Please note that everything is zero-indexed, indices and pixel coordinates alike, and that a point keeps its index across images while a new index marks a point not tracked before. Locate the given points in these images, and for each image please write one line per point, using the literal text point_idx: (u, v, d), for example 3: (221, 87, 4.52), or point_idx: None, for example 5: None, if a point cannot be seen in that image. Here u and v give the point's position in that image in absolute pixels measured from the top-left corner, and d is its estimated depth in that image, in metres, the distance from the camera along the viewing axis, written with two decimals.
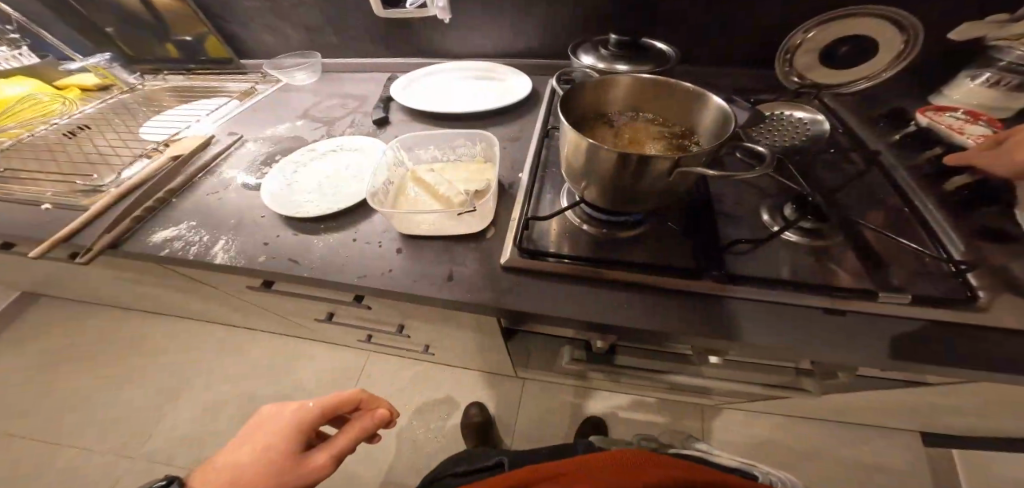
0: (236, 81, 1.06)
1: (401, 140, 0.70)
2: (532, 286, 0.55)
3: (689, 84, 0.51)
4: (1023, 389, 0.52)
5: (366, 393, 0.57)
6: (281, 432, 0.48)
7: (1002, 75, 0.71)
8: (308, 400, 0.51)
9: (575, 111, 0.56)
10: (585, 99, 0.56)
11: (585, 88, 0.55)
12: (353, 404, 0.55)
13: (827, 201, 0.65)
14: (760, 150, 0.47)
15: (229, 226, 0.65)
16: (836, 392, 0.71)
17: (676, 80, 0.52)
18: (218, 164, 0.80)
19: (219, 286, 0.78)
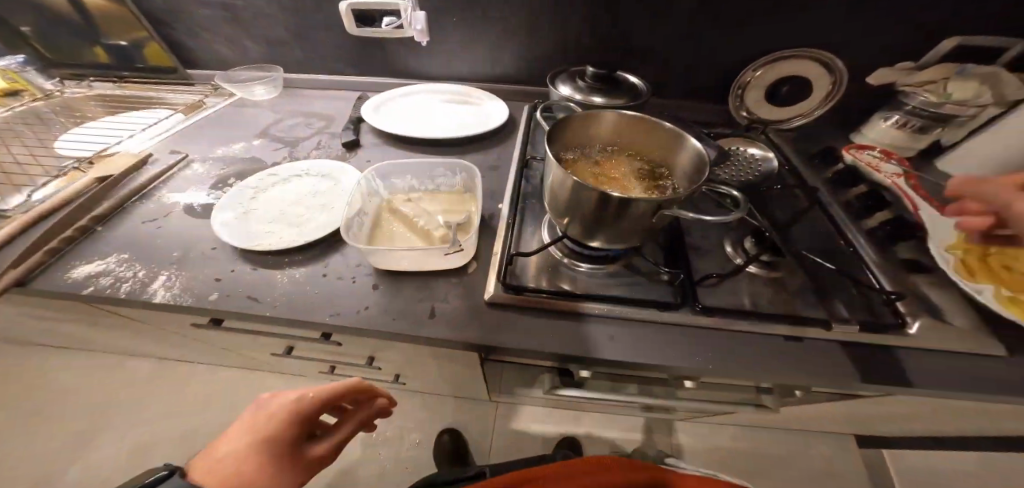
0: (181, 92, 0.97)
1: (376, 168, 0.66)
2: (514, 325, 0.53)
3: (668, 125, 0.53)
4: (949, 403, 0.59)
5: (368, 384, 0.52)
6: (279, 428, 0.43)
7: (908, 118, 0.81)
8: (306, 392, 0.46)
9: (559, 146, 0.56)
10: (569, 135, 0.57)
11: (569, 125, 0.55)
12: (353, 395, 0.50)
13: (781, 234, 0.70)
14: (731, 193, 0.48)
15: (171, 258, 0.57)
16: (793, 407, 0.76)
17: (657, 120, 0.54)
18: (156, 186, 0.71)
19: (154, 324, 0.68)
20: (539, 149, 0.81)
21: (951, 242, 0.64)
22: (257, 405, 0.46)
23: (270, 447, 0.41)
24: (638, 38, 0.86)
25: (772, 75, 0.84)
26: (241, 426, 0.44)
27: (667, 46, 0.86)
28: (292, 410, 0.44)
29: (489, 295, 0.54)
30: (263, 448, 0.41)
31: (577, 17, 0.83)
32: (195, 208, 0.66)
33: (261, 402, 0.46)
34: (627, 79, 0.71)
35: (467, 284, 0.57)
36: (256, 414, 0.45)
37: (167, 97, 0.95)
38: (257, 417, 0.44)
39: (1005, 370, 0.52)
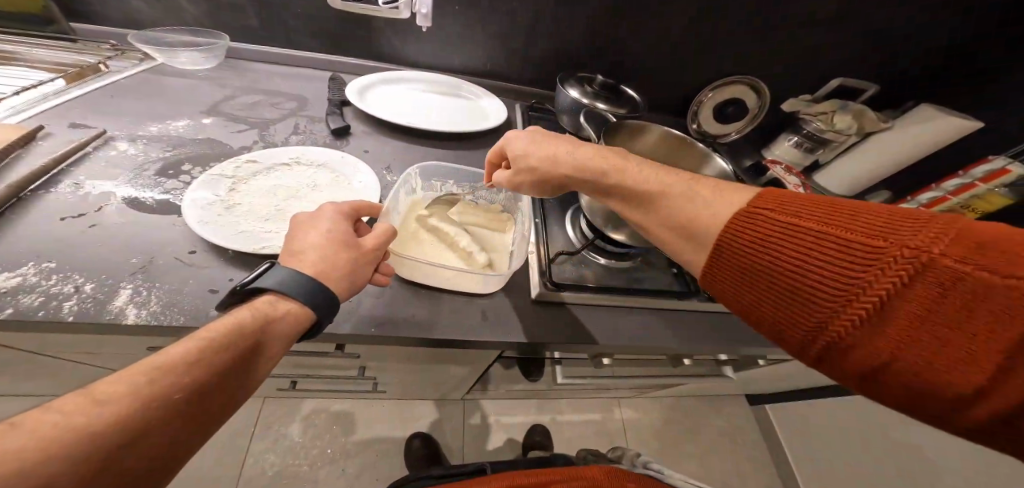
0: (58, 50, 0.72)
1: (422, 168, 0.65)
2: (560, 321, 0.55)
3: (702, 146, 0.62)
4: None
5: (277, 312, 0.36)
6: (366, 250, 0.43)
7: (804, 140, 1.00)
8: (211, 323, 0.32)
9: (610, 142, 0.62)
10: (616, 137, 0.63)
11: (618, 132, 0.63)
12: (255, 337, 0.33)
13: None
14: None
15: (133, 268, 0.44)
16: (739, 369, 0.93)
17: (695, 141, 0.63)
18: (62, 170, 0.52)
19: (68, 352, 0.50)
20: None
21: None
22: (330, 218, 0.44)
23: (354, 273, 0.41)
24: (619, 53, 0.93)
25: (724, 95, 0.95)
26: (318, 232, 0.42)
27: (642, 64, 0.96)
28: (383, 234, 0.45)
29: (537, 294, 0.56)
30: (345, 281, 0.41)
31: (571, 26, 0.87)
32: (141, 201, 0.51)
33: (338, 212, 0.45)
34: (627, 93, 0.79)
35: (510, 284, 0.58)
36: (340, 227, 0.43)
37: (31, 52, 0.69)
38: (343, 231, 0.43)
39: None
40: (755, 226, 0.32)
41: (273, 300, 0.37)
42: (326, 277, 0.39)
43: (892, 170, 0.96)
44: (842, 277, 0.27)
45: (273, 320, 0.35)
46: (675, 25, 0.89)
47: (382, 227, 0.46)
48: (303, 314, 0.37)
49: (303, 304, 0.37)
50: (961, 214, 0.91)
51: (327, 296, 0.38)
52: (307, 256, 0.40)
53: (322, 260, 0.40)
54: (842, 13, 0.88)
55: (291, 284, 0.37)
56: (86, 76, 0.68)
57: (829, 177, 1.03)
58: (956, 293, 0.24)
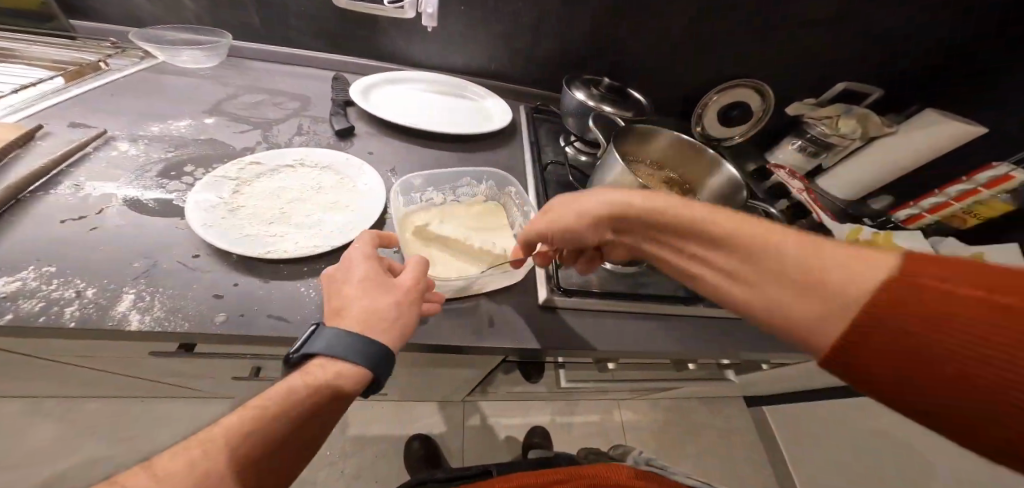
0: (57, 47, 0.70)
1: (431, 175, 0.63)
2: (567, 326, 0.55)
3: (709, 151, 0.62)
4: None
5: (335, 380, 0.33)
6: (408, 291, 0.40)
7: (808, 145, 1.00)
8: (276, 387, 0.32)
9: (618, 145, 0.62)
10: (624, 141, 0.63)
11: (625, 137, 0.62)
12: (312, 406, 0.32)
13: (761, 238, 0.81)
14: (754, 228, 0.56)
15: (135, 273, 0.43)
16: (741, 373, 0.93)
17: (702, 145, 0.62)
18: (62, 171, 0.51)
19: (67, 356, 0.49)
20: (547, 152, 0.83)
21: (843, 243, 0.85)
22: (361, 265, 0.41)
23: (398, 321, 0.38)
24: (624, 55, 0.93)
25: (729, 98, 0.94)
26: (353, 285, 0.39)
27: (647, 65, 0.95)
28: (418, 269, 0.42)
29: (543, 300, 0.56)
30: (396, 330, 0.37)
31: (575, 26, 0.87)
32: (142, 203, 0.50)
33: (366, 256, 0.42)
34: (633, 95, 0.79)
35: (516, 289, 0.57)
36: (372, 267, 0.41)
37: (29, 49, 0.68)
38: (376, 271, 0.41)
39: None
40: (795, 246, 0.31)
41: (324, 364, 0.34)
42: (374, 331, 0.36)
43: (894, 175, 0.96)
44: (883, 295, 0.25)
45: (326, 385, 0.33)
46: (681, 27, 0.89)
47: (414, 260, 0.43)
48: (358, 375, 0.34)
49: (358, 367, 0.34)
50: (963, 219, 0.91)
51: (382, 352, 0.35)
52: (351, 312, 0.37)
53: (366, 313, 0.37)
54: (847, 16, 0.88)
55: (341, 346, 0.34)
56: (85, 73, 0.67)
57: (831, 181, 1.03)
58: (999, 346, 0.21)
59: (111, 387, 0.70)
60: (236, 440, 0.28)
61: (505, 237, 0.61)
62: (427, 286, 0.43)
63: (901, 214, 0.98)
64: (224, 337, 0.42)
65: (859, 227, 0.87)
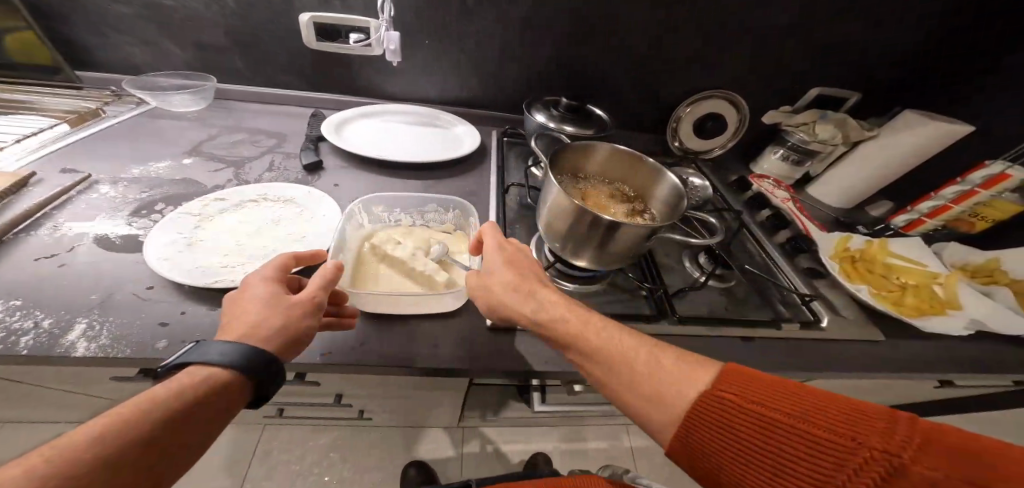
0: (64, 98, 0.79)
1: (379, 198, 0.64)
2: (514, 346, 0.54)
3: (650, 160, 0.60)
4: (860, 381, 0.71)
5: (221, 379, 0.34)
6: (302, 298, 0.42)
7: (790, 153, 0.97)
8: (160, 387, 0.32)
9: (558, 163, 0.60)
10: (567, 157, 0.61)
11: (565, 154, 0.60)
12: (197, 401, 0.33)
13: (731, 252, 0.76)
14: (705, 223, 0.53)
15: (89, 305, 0.46)
16: None
17: (642, 156, 0.60)
18: (45, 213, 0.56)
19: (46, 382, 0.52)
20: (513, 173, 0.84)
21: (832, 253, 0.79)
22: (258, 283, 0.43)
23: (289, 328, 0.40)
24: (594, 75, 0.94)
25: (702, 109, 0.97)
26: (244, 301, 0.41)
27: (616, 84, 0.96)
28: (321, 281, 0.44)
29: (491, 322, 0.54)
30: (281, 337, 0.39)
31: (542, 50, 0.89)
32: (111, 241, 0.54)
33: (267, 277, 0.44)
34: (595, 112, 0.81)
35: (466, 313, 0.56)
36: (271, 288, 0.42)
37: (43, 101, 0.77)
38: (273, 290, 0.42)
39: (887, 351, 0.64)
40: (752, 426, 0.31)
41: (196, 368, 0.34)
42: (256, 337, 0.38)
43: (885, 178, 0.92)
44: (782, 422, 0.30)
45: (204, 384, 0.33)
46: (647, 46, 0.89)
47: (323, 269, 0.45)
48: (234, 377, 0.35)
49: (235, 369, 0.35)
50: (969, 223, 0.85)
51: (261, 352, 0.36)
52: (239, 324, 0.39)
53: (254, 322, 0.39)
54: (824, 17, 0.86)
55: (216, 349, 0.35)
56: (84, 123, 0.73)
57: (822, 188, 1.00)
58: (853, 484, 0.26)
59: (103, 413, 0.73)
60: (95, 442, 0.27)
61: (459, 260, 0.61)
62: (325, 290, 0.44)
63: (901, 221, 0.93)
64: (169, 363, 0.43)
65: (849, 237, 0.82)
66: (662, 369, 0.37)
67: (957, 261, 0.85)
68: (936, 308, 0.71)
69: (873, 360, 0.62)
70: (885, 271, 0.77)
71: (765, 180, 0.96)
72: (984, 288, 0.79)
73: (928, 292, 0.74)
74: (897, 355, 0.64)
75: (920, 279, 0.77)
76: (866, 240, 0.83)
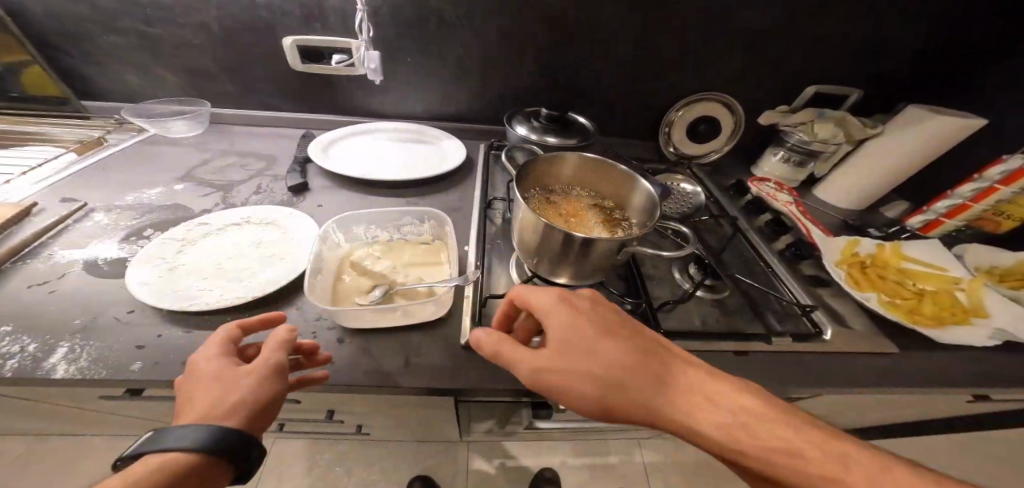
0: (71, 129, 0.83)
1: (353, 216, 0.64)
2: (490, 365, 0.52)
3: (622, 167, 0.58)
4: (884, 398, 0.64)
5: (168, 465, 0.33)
6: (257, 370, 0.39)
7: (789, 154, 0.93)
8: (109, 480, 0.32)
9: (527, 179, 0.58)
10: (536, 172, 0.60)
11: (534, 169, 0.59)
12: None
13: (723, 261, 0.72)
14: (681, 230, 0.51)
15: (75, 327, 0.48)
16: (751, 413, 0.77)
17: (613, 163, 0.59)
18: (43, 242, 0.58)
19: (44, 401, 0.55)
20: (498, 187, 0.84)
21: (839, 259, 0.74)
22: (214, 364, 0.41)
23: (244, 402, 0.38)
24: (579, 83, 0.93)
25: (694, 113, 0.94)
26: (198, 391, 0.38)
27: (603, 91, 0.94)
28: (278, 346, 0.42)
29: (465, 340, 0.53)
30: (236, 413, 0.37)
31: (525, 61, 0.89)
32: (98, 266, 0.56)
33: (223, 346, 0.42)
34: (577, 120, 0.80)
35: (441, 331, 0.55)
36: (221, 362, 0.40)
37: (53, 132, 0.81)
38: (229, 362, 0.40)
39: (901, 364, 0.59)
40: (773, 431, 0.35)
41: (147, 459, 0.33)
42: (211, 417, 0.36)
43: (893, 177, 0.87)
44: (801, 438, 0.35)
45: (154, 471, 0.33)
46: (633, 51, 0.88)
47: (277, 332, 0.43)
48: (186, 461, 0.34)
49: (184, 452, 0.33)
50: (994, 222, 0.79)
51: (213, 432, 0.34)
52: (193, 405, 0.37)
53: (209, 401, 0.37)
54: (817, 11, 0.82)
55: (165, 435, 0.34)
56: (86, 153, 0.77)
57: (828, 188, 0.95)
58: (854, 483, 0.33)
59: (109, 427, 0.76)
60: None
61: (435, 276, 0.60)
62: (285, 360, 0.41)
63: (917, 221, 0.87)
64: (141, 383, 0.44)
65: (856, 241, 0.77)
66: (700, 371, 0.39)
67: (981, 265, 0.78)
68: (960, 317, 0.66)
69: (888, 375, 0.57)
70: (901, 277, 0.72)
71: (766, 183, 0.92)
72: (1014, 293, 0.73)
73: (950, 298, 0.68)
74: (915, 368, 0.59)
75: (940, 285, 0.71)
76: (875, 244, 0.78)
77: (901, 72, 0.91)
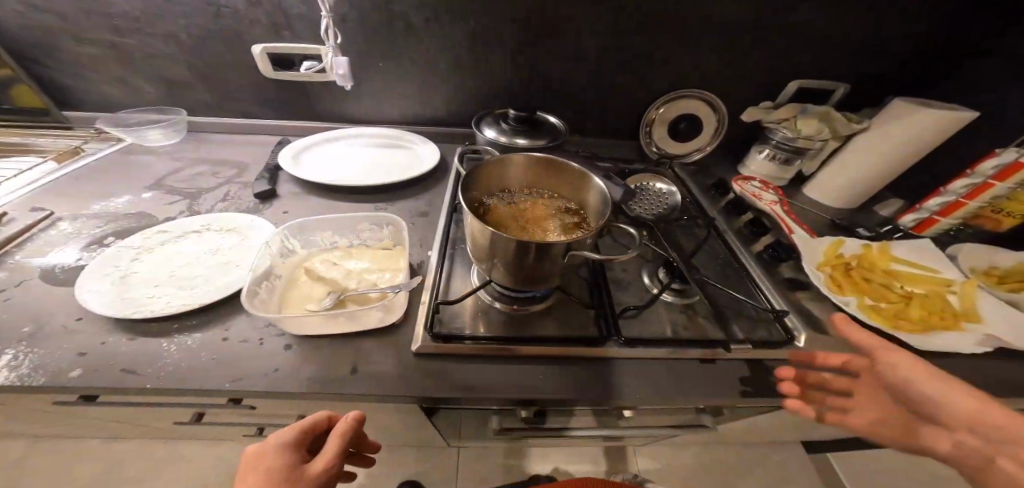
0: (51, 139, 0.85)
1: (311, 222, 0.63)
2: (439, 373, 0.50)
3: (574, 165, 0.57)
4: None
5: None
6: (318, 473, 0.42)
7: (774, 151, 0.90)
8: None
9: (477, 182, 0.57)
10: (489, 174, 0.58)
11: (484, 171, 0.57)
12: None
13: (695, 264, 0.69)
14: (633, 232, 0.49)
15: (18, 335, 0.48)
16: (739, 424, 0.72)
17: (566, 161, 0.58)
18: (7, 250, 0.59)
19: (4, 406, 0.55)
20: None
21: (822, 261, 0.71)
22: (274, 452, 0.43)
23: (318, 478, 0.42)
24: (554, 84, 0.92)
25: (673, 111, 0.92)
26: (254, 474, 0.40)
27: (578, 92, 0.93)
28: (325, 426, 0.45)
29: (414, 347, 0.51)
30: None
31: (496, 63, 0.88)
32: (54, 273, 0.56)
33: (281, 437, 0.44)
34: (547, 121, 0.79)
35: (392, 338, 0.53)
36: (286, 443, 0.43)
37: (33, 142, 0.83)
38: (290, 446, 0.43)
39: None
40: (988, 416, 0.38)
41: None
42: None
43: (883, 173, 0.83)
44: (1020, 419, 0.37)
45: None
46: (606, 50, 0.86)
47: (320, 414, 0.46)
48: None
49: None
50: (994, 219, 0.75)
51: None
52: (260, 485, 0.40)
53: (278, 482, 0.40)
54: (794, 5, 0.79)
55: None
56: (63, 162, 0.78)
57: (816, 187, 0.91)
58: None
59: (88, 431, 0.76)
60: None
61: (390, 282, 0.58)
62: (342, 455, 0.44)
63: (909, 221, 0.82)
64: (78, 391, 0.44)
65: (841, 241, 0.73)
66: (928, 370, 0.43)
67: (979, 266, 0.74)
68: (950, 323, 0.62)
69: None
70: (888, 279, 0.68)
71: (751, 182, 0.89)
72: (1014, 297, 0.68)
73: (941, 302, 0.64)
74: None
75: (930, 288, 0.67)
76: (862, 244, 0.74)
77: (894, 65, 0.87)
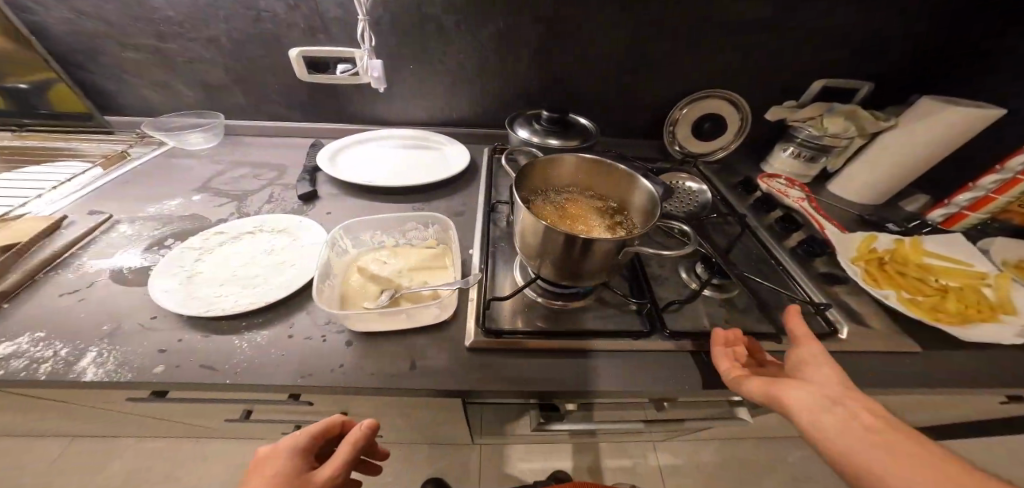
0: (96, 143, 0.88)
1: (360, 223, 0.65)
2: (496, 366, 0.52)
3: (621, 166, 0.59)
4: (904, 399, 0.62)
5: None
6: (324, 480, 0.41)
7: (799, 149, 0.91)
8: None
9: (525, 183, 0.59)
10: (535, 175, 0.60)
11: (532, 172, 0.59)
12: None
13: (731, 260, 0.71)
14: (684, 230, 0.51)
15: (99, 334, 0.51)
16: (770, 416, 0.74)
17: (610, 162, 0.60)
18: (74, 252, 0.62)
19: (80, 401, 0.58)
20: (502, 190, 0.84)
21: (855, 256, 0.72)
22: (286, 453, 0.43)
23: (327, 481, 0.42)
24: (582, 84, 0.93)
25: (698, 110, 0.93)
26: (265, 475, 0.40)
27: (605, 91, 0.94)
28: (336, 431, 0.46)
29: (471, 342, 0.54)
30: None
31: (526, 64, 0.89)
32: (123, 274, 0.59)
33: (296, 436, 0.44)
34: (578, 122, 0.81)
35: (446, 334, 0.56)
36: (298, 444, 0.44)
37: (81, 147, 0.86)
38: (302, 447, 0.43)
39: (918, 364, 0.57)
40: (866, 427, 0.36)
41: None
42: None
43: (910, 169, 0.84)
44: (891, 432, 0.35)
45: None
46: (634, 50, 0.87)
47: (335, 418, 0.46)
48: None
49: None
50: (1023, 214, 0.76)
51: None
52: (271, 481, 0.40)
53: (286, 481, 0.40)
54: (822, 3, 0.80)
55: None
56: (112, 166, 0.81)
57: (841, 183, 0.93)
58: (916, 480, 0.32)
59: (135, 428, 0.79)
60: None
61: (439, 280, 0.61)
62: (351, 463, 0.44)
63: (939, 215, 0.84)
64: (162, 386, 0.47)
65: (872, 236, 0.75)
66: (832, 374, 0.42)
67: (1009, 259, 0.75)
68: (986, 315, 0.63)
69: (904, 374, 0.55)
70: (922, 273, 0.70)
71: (777, 179, 0.91)
72: None
73: (975, 295, 0.66)
74: (934, 367, 0.57)
75: (964, 281, 0.69)
76: (892, 239, 0.76)
77: (912, 62, 0.88)
